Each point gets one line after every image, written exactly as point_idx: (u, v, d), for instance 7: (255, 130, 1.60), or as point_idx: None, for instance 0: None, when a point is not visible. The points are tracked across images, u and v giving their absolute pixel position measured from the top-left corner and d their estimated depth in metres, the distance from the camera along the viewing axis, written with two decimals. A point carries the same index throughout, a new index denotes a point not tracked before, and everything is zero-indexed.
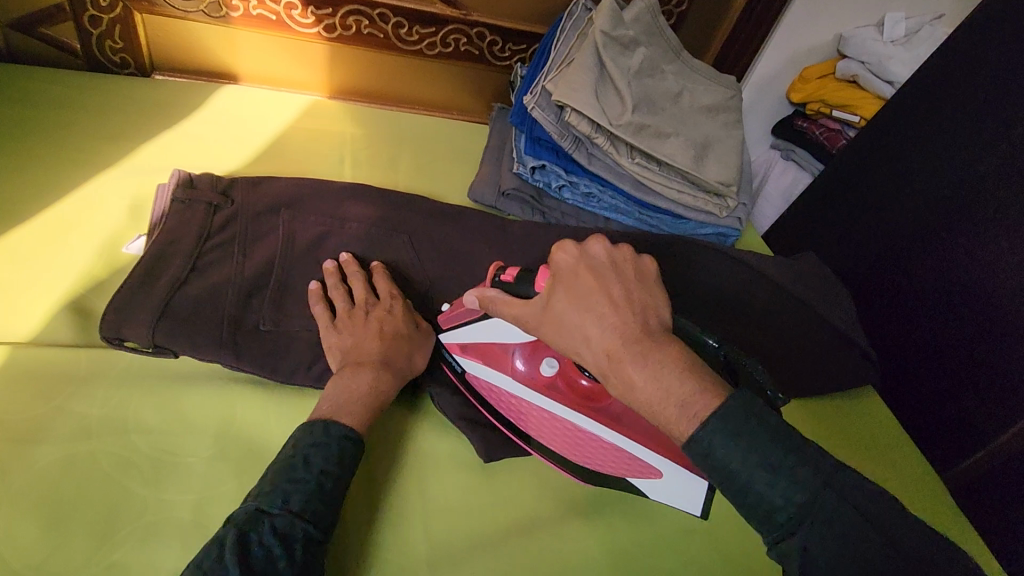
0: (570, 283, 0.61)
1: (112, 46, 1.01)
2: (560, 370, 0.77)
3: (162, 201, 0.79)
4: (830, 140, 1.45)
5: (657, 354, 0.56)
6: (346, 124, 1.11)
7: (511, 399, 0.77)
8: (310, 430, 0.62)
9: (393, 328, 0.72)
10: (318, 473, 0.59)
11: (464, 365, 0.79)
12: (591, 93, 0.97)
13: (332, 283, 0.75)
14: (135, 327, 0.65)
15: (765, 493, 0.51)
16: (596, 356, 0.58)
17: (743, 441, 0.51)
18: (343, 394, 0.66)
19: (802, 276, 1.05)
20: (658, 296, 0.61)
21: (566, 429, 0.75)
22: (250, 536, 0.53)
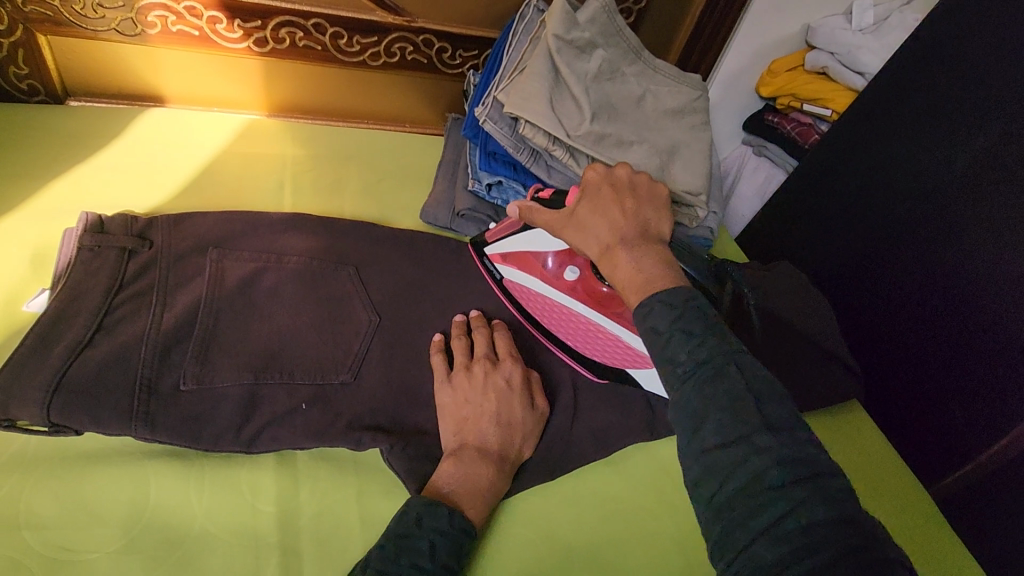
0: (595, 196, 0.68)
1: (16, 72, 0.91)
2: (580, 276, 0.79)
3: (68, 249, 0.71)
4: (802, 135, 1.39)
5: (646, 247, 0.61)
6: (286, 144, 1.02)
7: (540, 299, 0.82)
8: (436, 512, 0.59)
9: (511, 404, 0.70)
10: (442, 565, 0.56)
11: (503, 273, 0.83)
12: (546, 103, 0.90)
13: (456, 335, 0.76)
14: (27, 406, 0.57)
15: (672, 348, 0.51)
16: (597, 249, 0.65)
17: (675, 311, 0.53)
18: (462, 480, 0.63)
19: (780, 285, 1.00)
20: (664, 218, 0.67)
21: (586, 327, 0.80)
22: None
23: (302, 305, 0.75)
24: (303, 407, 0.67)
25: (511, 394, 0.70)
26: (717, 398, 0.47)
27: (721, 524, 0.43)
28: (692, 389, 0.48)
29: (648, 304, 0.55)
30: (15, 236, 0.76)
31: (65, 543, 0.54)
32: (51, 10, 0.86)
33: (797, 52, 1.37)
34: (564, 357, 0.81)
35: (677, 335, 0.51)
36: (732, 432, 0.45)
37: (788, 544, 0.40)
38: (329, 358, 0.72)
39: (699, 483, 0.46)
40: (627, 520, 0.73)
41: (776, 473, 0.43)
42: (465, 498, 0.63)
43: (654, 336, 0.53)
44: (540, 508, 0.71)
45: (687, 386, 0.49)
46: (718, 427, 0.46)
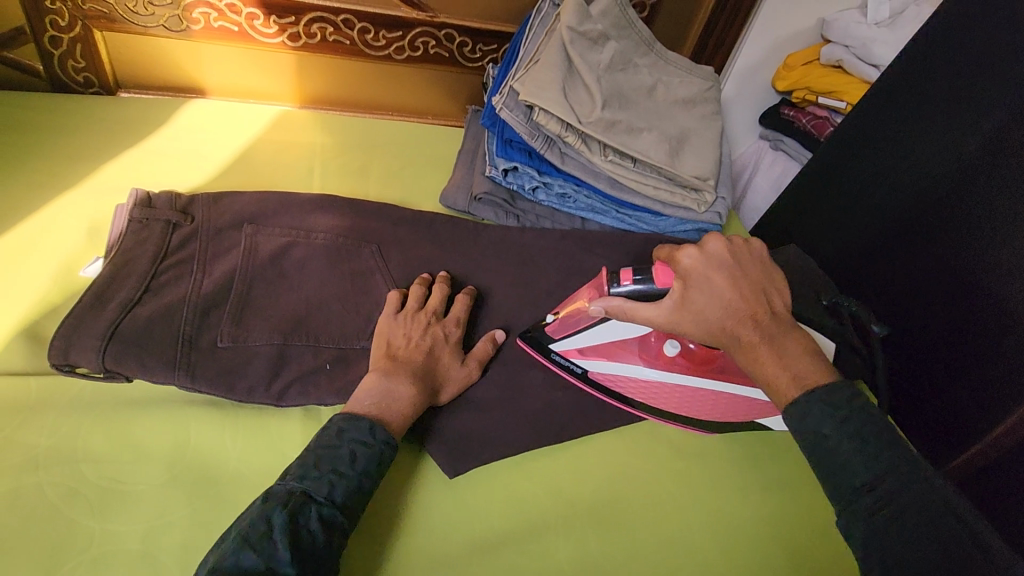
0: (701, 279, 0.68)
1: (73, 65, 1.00)
2: (680, 347, 0.82)
3: (120, 221, 0.78)
4: (818, 127, 1.39)
5: (782, 339, 0.64)
6: (316, 133, 1.09)
7: (641, 383, 0.82)
8: (357, 425, 0.65)
9: (444, 351, 0.76)
10: (360, 474, 0.62)
11: (585, 366, 0.82)
12: (558, 90, 0.95)
13: (417, 283, 0.81)
14: (85, 352, 0.64)
15: (844, 456, 0.57)
16: (728, 342, 0.66)
17: (837, 415, 0.59)
18: (383, 394, 0.69)
19: (789, 270, 1.03)
20: (772, 284, 0.69)
21: (698, 396, 0.82)
22: (298, 520, 0.56)
23: (328, 276, 0.81)
24: (327, 365, 0.73)
25: (446, 344, 0.76)
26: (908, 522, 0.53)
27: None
28: (877, 502, 0.55)
29: (804, 404, 0.60)
30: (71, 210, 0.83)
31: (118, 474, 0.60)
32: (106, 7, 0.94)
33: (811, 46, 1.39)
34: (685, 429, 0.82)
35: (846, 441, 0.57)
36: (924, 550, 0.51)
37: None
38: (353, 325, 0.77)
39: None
40: (633, 479, 0.76)
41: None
42: (386, 413, 0.67)
43: (815, 438, 0.59)
44: (542, 468, 0.75)
45: (869, 501, 0.55)
46: (907, 544, 0.52)
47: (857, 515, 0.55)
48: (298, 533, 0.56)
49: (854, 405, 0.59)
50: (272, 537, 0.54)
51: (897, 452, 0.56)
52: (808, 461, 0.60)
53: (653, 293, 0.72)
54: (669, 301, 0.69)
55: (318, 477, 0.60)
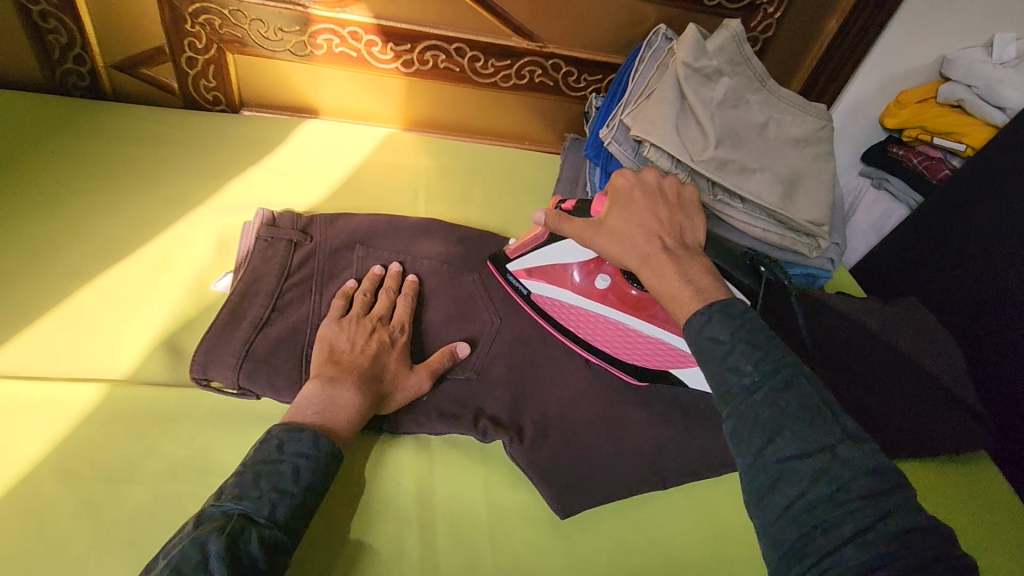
0: (625, 202, 0.70)
1: (205, 84, 1.05)
2: (613, 283, 0.80)
3: (248, 238, 0.81)
4: (930, 169, 1.32)
5: (689, 258, 0.64)
6: (420, 157, 1.12)
7: (571, 310, 0.81)
8: (300, 439, 0.60)
9: (389, 357, 0.72)
10: (304, 488, 0.58)
11: (530, 288, 0.82)
12: (671, 127, 0.93)
13: (365, 286, 0.78)
14: (222, 369, 0.67)
15: (737, 359, 0.52)
16: (636, 257, 0.66)
17: (735, 322, 0.55)
18: (325, 403, 0.65)
19: (903, 321, 0.97)
20: (693, 222, 0.70)
21: (621, 332, 0.79)
22: (238, 543, 0.52)
23: (433, 303, 0.82)
24: (427, 398, 0.74)
25: (393, 351, 0.72)
26: (796, 418, 0.49)
27: (798, 530, 0.46)
28: (762, 401, 0.50)
29: (705, 314, 0.57)
30: (202, 225, 0.86)
31: None
32: (240, 32, 1.00)
33: (928, 83, 1.28)
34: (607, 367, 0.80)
35: (740, 346, 0.53)
36: (810, 443, 0.47)
37: (873, 547, 0.43)
38: None
39: (767, 490, 0.48)
40: (741, 535, 0.73)
41: (860, 481, 0.45)
42: (328, 424, 0.64)
43: (710, 345, 0.55)
44: (649, 515, 0.72)
45: (755, 400, 0.50)
46: (794, 439, 0.48)
47: (742, 414, 0.51)
48: (237, 558, 0.51)
49: (747, 311, 0.55)
50: (208, 565, 0.49)
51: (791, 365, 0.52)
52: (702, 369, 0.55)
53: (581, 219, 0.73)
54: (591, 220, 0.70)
55: (257, 498, 0.55)
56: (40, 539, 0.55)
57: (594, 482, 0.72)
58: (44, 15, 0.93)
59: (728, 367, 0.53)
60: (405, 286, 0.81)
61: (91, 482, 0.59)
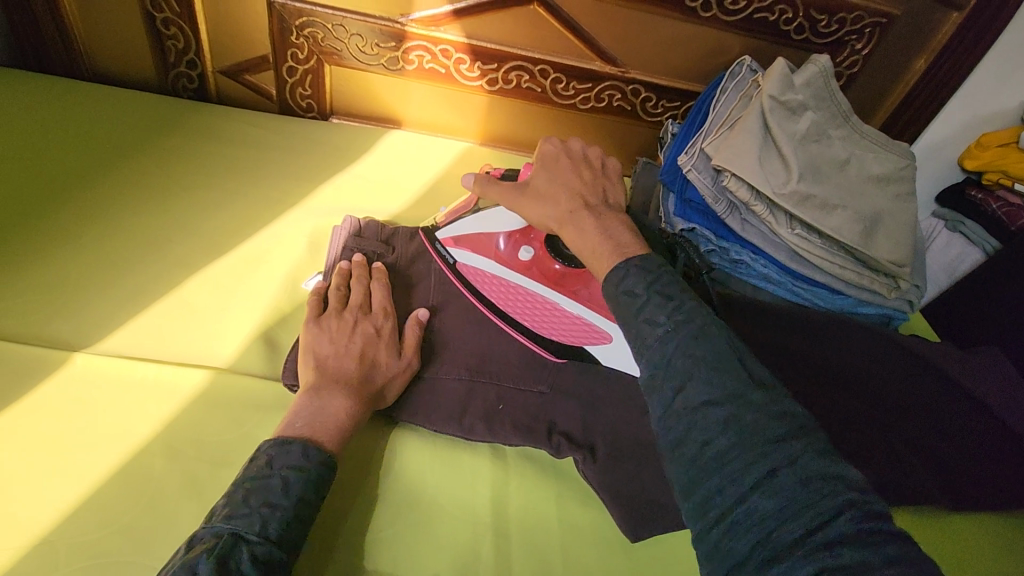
0: (552, 165, 0.77)
1: (301, 92, 1.11)
2: (534, 256, 0.85)
3: (336, 244, 0.86)
4: (1010, 216, 1.25)
5: (606, 213, 0.72)
6: (495, 172, 1.15)
7: (492, 279, 0.84)
8: (287, 451, 0.60)
9: (376, 349, 0.72)
10: (296, 502, 0.58)
11: (455, 258, 0.85)
12: (754, 159, 0.93)
13: (335, 282, 0.78)
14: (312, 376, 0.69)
15: (649, 308, 0.56)
16: (557, 212, 0.73)
17: (648, 274, 0.59)
18: (317, 414, 0.65)
19: (985, 371, 0.94)
20: (613, 184, 0.78)
21: (540, 305, 0.83)
22: (228, 564, 0.51)
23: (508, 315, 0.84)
24: (501, 407, 0.75)
25: (379, 341, 0.73)
26: (706, 365, 0.51)
27: (706, 479, 0.46)
28: (676, 351, 0.52)
29: (621, 269, 0.61)
30: (293, 225, 0.91)
31: (339, 485, 0.69)
32: (339, 46, 1.05)
33: (1009, 128, 1.24)
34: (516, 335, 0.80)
35: (653, 298, 0.57)
36: (719, 387, 0.49)
37: (782, 495, 0.43)
38: (529, 367, 0.79)
39: (679, 439, 0.49)
40: None
41: (763, 422, 0.47)
42: (323, 433, 0.63)
43: (629, 297, 0.58)
44: None
45: (671, 349, 0.53)
46: (708, 389, 0.49)
47: (659, 364, 0.53)
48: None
49: (661, 268, 0.60)
50: None
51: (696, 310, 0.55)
52: (624, 329, 0.58)
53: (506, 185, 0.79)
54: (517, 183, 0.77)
55: (247, 515, 0.55)
56: (148, 513, 0.58)
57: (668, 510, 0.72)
58: (166, 21, 1.00)
59: (640, 316, 0.56)
60: (374, 273, 0.81)
61: (196, 462, 0.63)
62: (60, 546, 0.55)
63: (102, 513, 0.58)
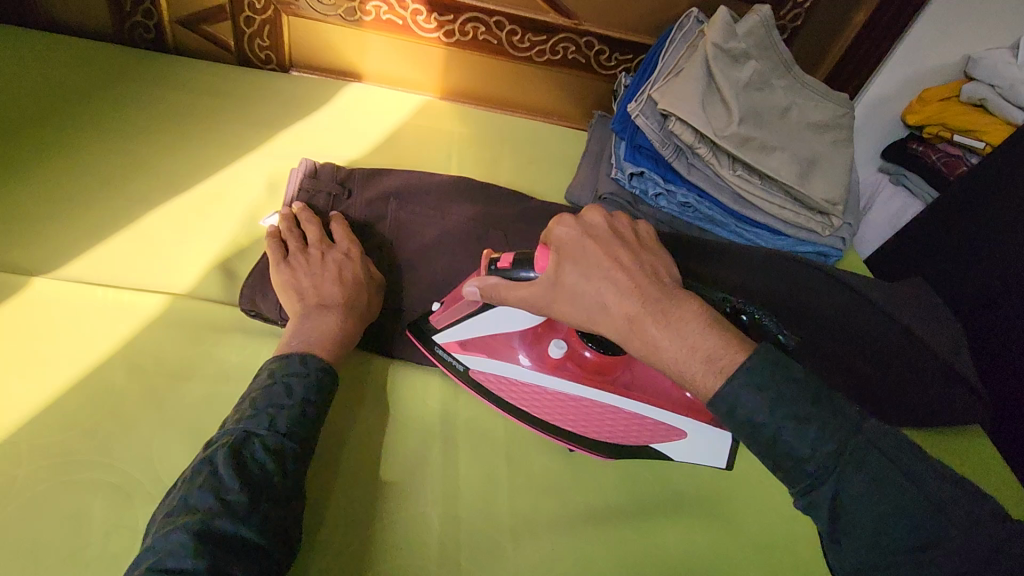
0: (578, 255, 0.61)
1: (259, 43, 1.12)
2: (567, 349, 0.75)
3: (292, 186, 0.90)
4: (949, 165, 1.33)
5: (677, 312, 0.56)
6: (454, 123, 1.18)
7: (523, 387, 0.76)
8: (286, 362, 0.65)
9: (352, 269, 0.76)
10: (300, 402, 0.62)
11: (467, 363, 0.76)
12: (697, 103, 0.98)
13: (287, 229, 0.79)
14: (268, 302, 0.73)
15: (791, 446, 0.50)
16: (616, 322, 0.58)
17: (774, 399, 0.51)
18: (311, 333, 0.69)
19: (910, 300, 1.00)
20: (660, 256, 0.62)
21: (585, 407, 0.74)
22: (242, 455, 0.56)
23: None
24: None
25: (351, 262, 0.77)
26: (874, 505, 0.49)
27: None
28: (842, 494, 0.49)
29: (727, 394, 0.52)
30: (252, 168, 0.93)
31: None
32: None
33: (952, 82, 1.30)
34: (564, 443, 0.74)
35: (794, 431, 0.50)
36: (895, 523, 0.48)
37: None
38: None
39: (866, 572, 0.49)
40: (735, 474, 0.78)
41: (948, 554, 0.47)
42: (317, 345, 0.68)
43: (752, 428, 0.51)
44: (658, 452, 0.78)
45: (828, 485, 0.50)
46: (892, 529, 0.48)
47: (820, 504, 0.50)
48: (246, 463, 0.56)
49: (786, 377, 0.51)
50: (220, 475, 0.54)
51: (839, 407, 0.51)
52: (761, 460, 0.53)
53: (528, 284, 0.65)
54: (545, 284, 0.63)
55: (256, 415, 0.60)
56: (111, 421, 0.62)
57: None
58: None
59: (783, 452, 0.51)
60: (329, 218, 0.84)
61: (155, 376, 0.66)
62: (26, 445, 0.59)
63: (66, 418, 0.61)
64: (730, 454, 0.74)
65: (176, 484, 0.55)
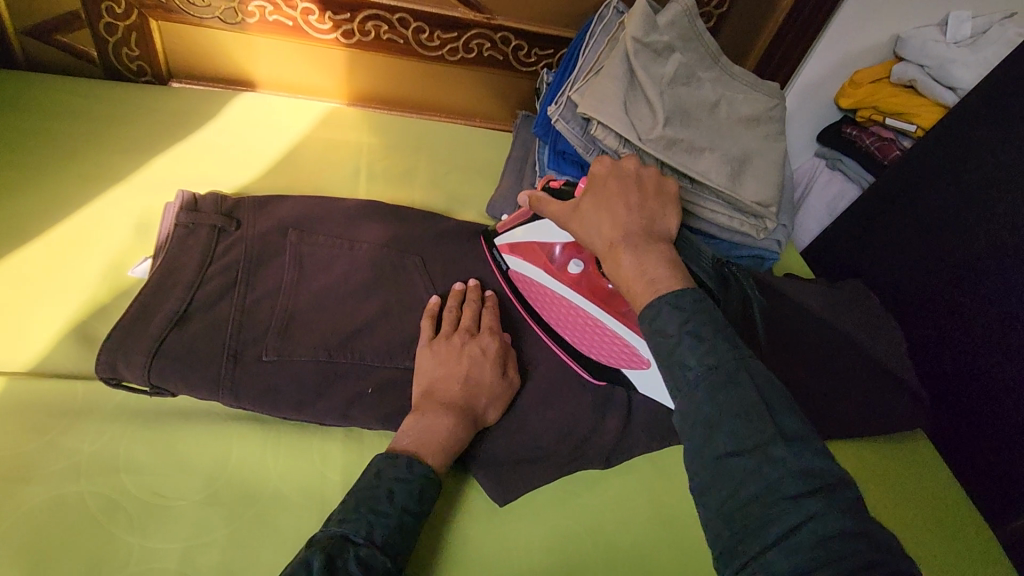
0: (601, 187, 0.68)
1: (128, 53, 0.99)
2: (585, 270, 0.78)
3: (167, 222, 0.76)
4: (882, 150, 1.30)
5: (650, 247, 0.62)
6: (363, 132, 1.07)
7: (541, 290, 0.80)
8: (396, 463, 0.61)
9: (482, 369, 0.70)
10: (400, 510, 0.58)
11: (511, 265, 0.82)
12: (619, 104, 0.90)
13: (450, 303, 0.76)
14: (132, 367, 0.63)
15: (683, 354, 0.52)
16: (601, 245, 0.65)
17: (686, 316, 0.54)
18: (423, 431, 0.65)
19: (847, 303, 0.97)
20: (670, 215, 0.68)
21: (585, 323, 0.78)
22: (336, 564, 0.52)
23: (367, 294, 0.77)
24: (370, 390, 0.70)
25: (485, 361, 0.70)
26: (729, 416, 0.48)
27: (732, 530, 0.44)
28: (708, 394, 0.49)
29: (657, 307, 0.56)
30: (118, 205, 0.81)
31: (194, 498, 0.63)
32: None
33: (882, 63, 1.28)
34: (555, 347, 0.79)
35: (687, 339, 0.52)
36: (747, 440, 0.47)
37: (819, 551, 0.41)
38: (396, 341, 0.74)
39: (703, 483, 0.48)
40: (666, 517, 0.73)
41: (790, 483, 0.44)
42: (428, 451, 0.63)
43: (661, 339, 0.54)
44: (585, 501, 0.72)
45: (699, 393, 0.50)
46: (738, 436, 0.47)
47: (687, 406, 0.50)
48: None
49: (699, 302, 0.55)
50: None
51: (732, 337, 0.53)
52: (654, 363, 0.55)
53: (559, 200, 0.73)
54: (566, 204, 0.70)
55: (357, 519, 0.56)
56: None
57: (532, 462, 0.72)
58: None
59: (675, 357, 0.52)
60: (486, 299, 0.79)
61: None
62: None
63: None
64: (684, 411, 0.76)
65: None
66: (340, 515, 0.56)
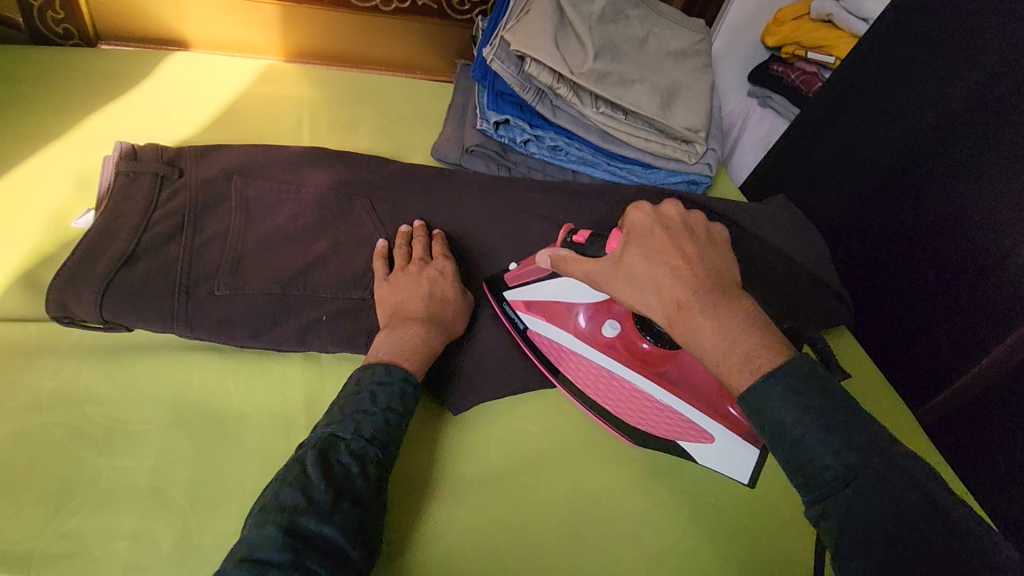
0: (646, 240, 0.58)
1: (52, 15, 0.97)
2: (620, 331, 0.76)
3: (107, 175, 0.76)
4: (806, 84, 1.34)
5: (730, 306, 0.52)
6: (302, 87, 1.07)
7: (569, 356, 0.77)
8: (373, 371, 0.64)
9: (443, 286, 0.74)
10: (384, 409, 0.61)
11: (527, 323, 0.77)
12: (550, 40, 0.93)
13: (398, 241, 0.78)
14: (83, 305, 0.65)
15: (812, 450, 0.48)
16: (661, 308, 0.55)
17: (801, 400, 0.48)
18: (397, 344, 0.67)
19: (778, 219, 1.03)
20: (730, 261, 0.58)
21: (628, 392, 0.74)
22: (329, 459, 0.56)
23: (316, 232, 0.79)
24: (324, 317, 0.72)
25: (443, 279, 0.74)
26: (884, 526, 0.46)
27: None
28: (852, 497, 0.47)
29: (761, 387, 0.49)
30: (55, 161, 0.81)
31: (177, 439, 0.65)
32: None
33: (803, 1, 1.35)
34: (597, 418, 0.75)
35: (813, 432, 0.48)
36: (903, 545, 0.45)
37: None
38: (349, 273, 0.76)
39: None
40: None
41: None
42: (404, 358, 0.66)
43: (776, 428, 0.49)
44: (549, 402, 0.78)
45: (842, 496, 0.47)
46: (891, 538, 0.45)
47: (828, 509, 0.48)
48: (331, 468, 0.55)
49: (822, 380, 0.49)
50: (309, 476, 0.54)
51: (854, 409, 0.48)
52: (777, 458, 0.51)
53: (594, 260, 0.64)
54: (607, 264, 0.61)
55: (342, 420, 0.59)
56: None
57: (485, 376, 0.77)
58: None
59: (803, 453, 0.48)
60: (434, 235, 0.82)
61: None
62: None
63: None
64: (754, 472, 0.70)
65: (263, 493, 0.55)
66: (327, 418, 0.59)
